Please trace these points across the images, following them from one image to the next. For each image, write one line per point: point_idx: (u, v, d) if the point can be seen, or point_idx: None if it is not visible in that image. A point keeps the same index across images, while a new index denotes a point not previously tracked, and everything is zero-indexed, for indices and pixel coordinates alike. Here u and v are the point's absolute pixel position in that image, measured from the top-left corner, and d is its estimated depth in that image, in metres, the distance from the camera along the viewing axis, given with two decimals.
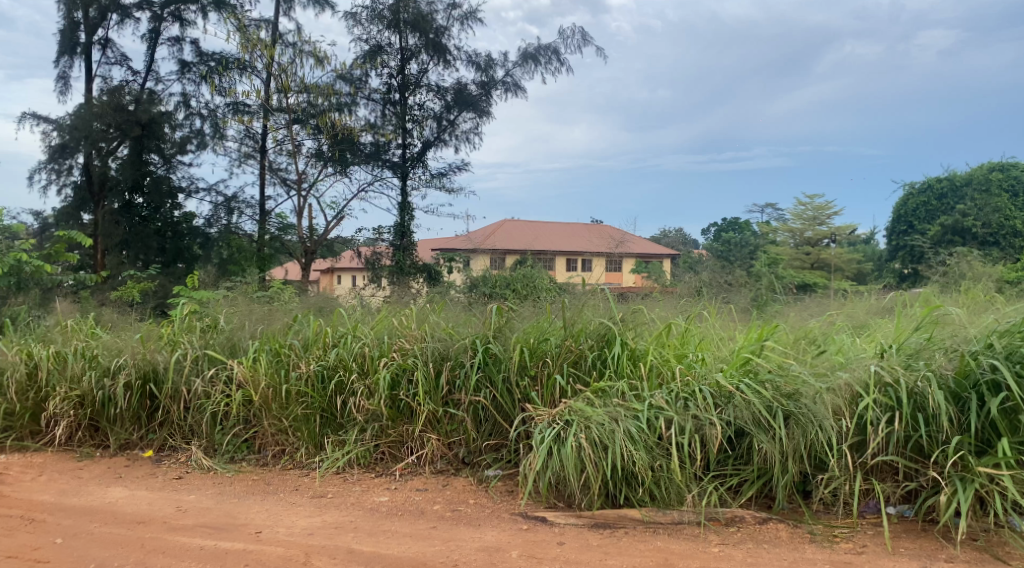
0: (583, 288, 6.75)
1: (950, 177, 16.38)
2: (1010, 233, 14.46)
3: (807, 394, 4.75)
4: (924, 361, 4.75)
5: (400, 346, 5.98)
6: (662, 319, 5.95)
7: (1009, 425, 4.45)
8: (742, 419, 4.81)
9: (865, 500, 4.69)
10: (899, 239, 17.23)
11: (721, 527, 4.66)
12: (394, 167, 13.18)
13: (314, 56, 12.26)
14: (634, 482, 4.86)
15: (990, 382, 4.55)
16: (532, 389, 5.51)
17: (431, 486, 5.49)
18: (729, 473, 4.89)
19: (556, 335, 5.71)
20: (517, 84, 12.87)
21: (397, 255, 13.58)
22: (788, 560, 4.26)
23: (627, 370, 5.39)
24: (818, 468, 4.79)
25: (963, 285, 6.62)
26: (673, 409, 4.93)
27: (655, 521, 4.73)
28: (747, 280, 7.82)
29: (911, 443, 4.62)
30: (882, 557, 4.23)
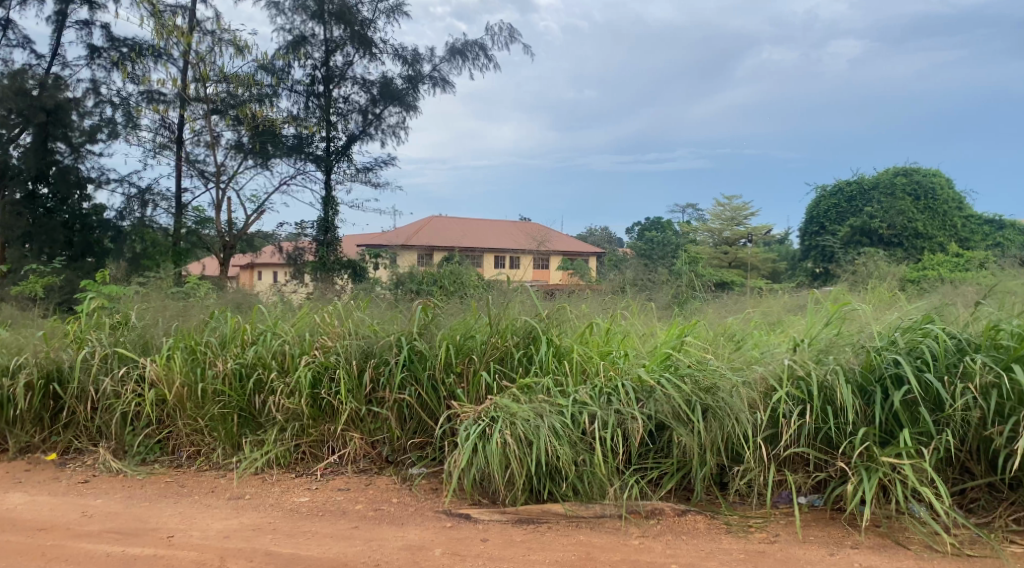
0: (509, 286, 6.74)
1: (859, 180, 17.08)
2: (913, 235, 15.15)
3: (725, 388, 4.87)
4: (833, 355, 4.94)
5: (322, 343, 5.87)
6: (585, 318, 6.00)
7: (910, 416, 4.65)
8: (663, 413, 4.90)
9: (778, 490, 4.84)
10: (812, 240, 17.84)
11: (642, 520, 4.74)
12: (317, 160, 12.91)
13: (234, 45, 11.91)
14: (558, 477, 4.91)
15: (894, 376, 4.75)
16: (458, 386, 5.48)
17: (353, 485, 5.41)
18: (650, 466, 4.98)
19: (481, 332, 5.70)
20: (445, 79, 12.79)
21: (320, 250, 13.33)
22: (705, 551, 4.37)
23: (552, 366, 5.42)
24: (734, 460, 4.92)
25: (872, 284, 6.89)
26: (597, 403, 5.00)
27: (577, 515, 4.78)
28: (669, 276, 8.01)
29: (821, 435, 4.79)
30: (794, 546, 4.38)
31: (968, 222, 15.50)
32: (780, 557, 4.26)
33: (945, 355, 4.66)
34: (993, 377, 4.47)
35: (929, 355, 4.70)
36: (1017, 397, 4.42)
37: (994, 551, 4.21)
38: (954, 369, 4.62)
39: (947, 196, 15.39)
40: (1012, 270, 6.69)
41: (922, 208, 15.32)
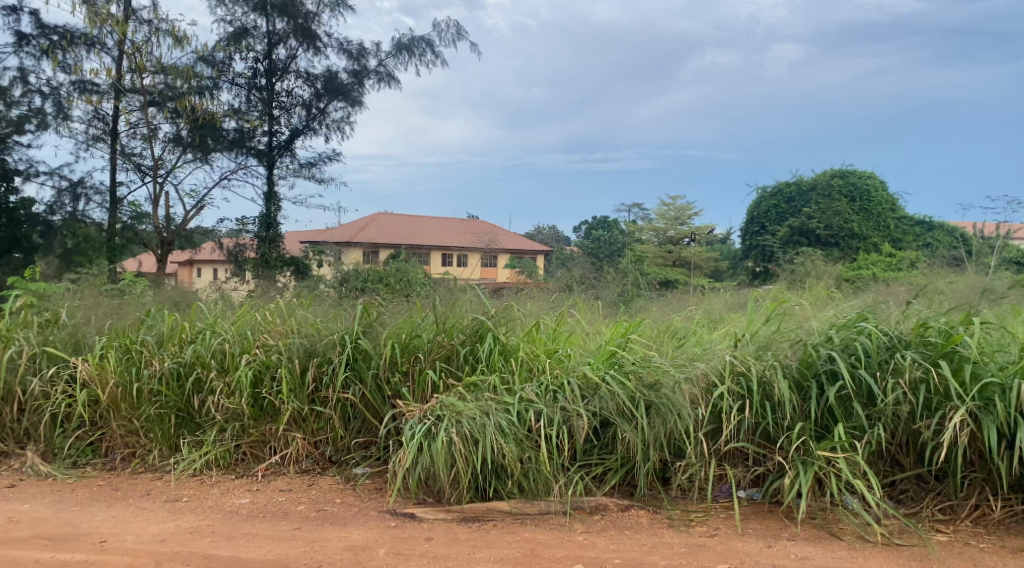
0: (456, 284, 6.72)
1: (798, 181, 17.51)
2: (849, 235, 15.60)
3: (667, 384, 4.94)
4: (772, 352, 5.06)
5: (263, 342, 5.75)
6: (532, 316, 6.01)
7: (844, 411, 4.78)
8: (607, 409, 4.96)
9: (719, 485, 4.93)
10: (752, 239, 18.24)
11: (586, 516, 4.78)
12: (259, 155, 12.68)
13: (172, 36, 11.60)
14: (503, 475, 4.92)
15: (829, 372, 4.89)
16: (403, 385, 5.44)
17: (296, 486, 5.33)
18: (594, 463, 5.02)
19: (427, 331, 5.66)
20: (391, 75, 12.67)
21: (261, 247, 13.07)
22: (647, 545, 4.42)
23: (499, 364, 5.42)
24: (676, 455, 5.00)
25: (811, 283, 7.06)
26: (542, 401, 5.03)
27: (522, 512, 4.80)
28: (615, 275, 8.09)
29: (760, 430, 4.90)
30: (733, 539, 4.46)
31: (900, 223, 16.03)
32: (720, 550, 4.34)
33: (878, 352, 4.81)
34: (922, 373, 4.62)
35: (862, 351, 4.83)
36: (943, 392, 4.57)
37: (922, 539, 4.34)
38: (886, 365, 4.76)
39: (881, 197, 15.91)
40: (942, 269, 6.94)
41: (858, 209, 15.81)
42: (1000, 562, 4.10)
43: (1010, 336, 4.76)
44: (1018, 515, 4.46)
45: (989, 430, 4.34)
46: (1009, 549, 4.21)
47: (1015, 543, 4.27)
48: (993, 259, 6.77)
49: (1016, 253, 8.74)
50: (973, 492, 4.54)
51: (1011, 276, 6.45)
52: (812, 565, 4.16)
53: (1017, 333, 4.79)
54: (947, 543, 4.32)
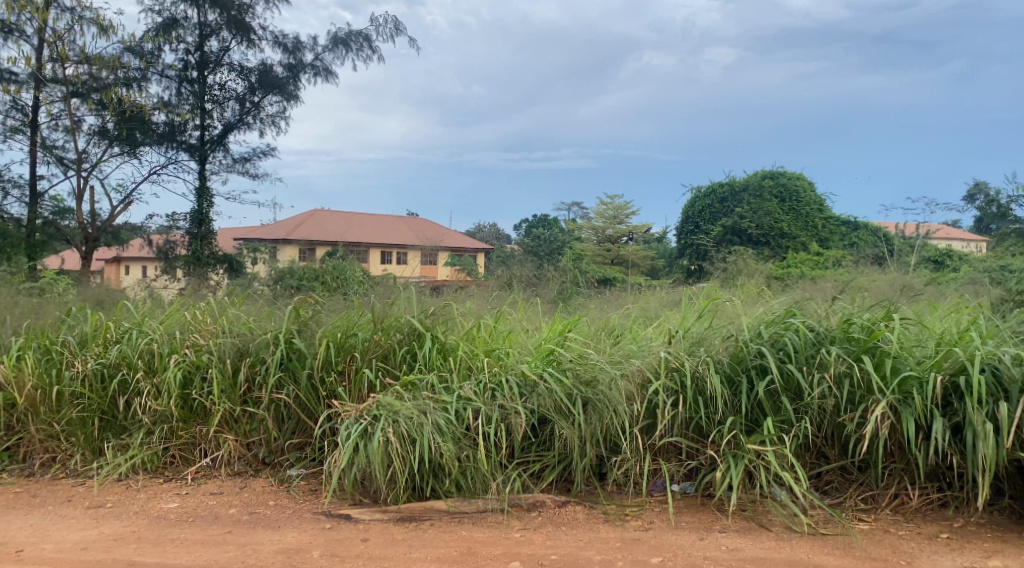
0: (394, 283, 6.66)
1: (730, 182, 17.91)
2: (778, 235, 16.02)
3: (604, 381, 5.00)
4: (704, 348, 5.18)
5: (193, 342, 5.61)
6: (470, 314, 6.01)
7: (773, 405, 4.91)
8: (545, 406, 4.99)
9: (654, 479, 5.00)
10: (686, 238, 18.60)
11: (524, 513, 4.80)
12: (190, 149, 12.35)
13: (97, 25, 11.20)
14: (441, 474, 4.91)
15: (758, 367, 5.01)
16: (339, 385, 5.36)
17: (227, 489, 5.21)
18: (532, 460, 5.04)
19: (363, 330, 5.59)
20: (327, 69, 12.48)
21: (193, 244, 12.74)
22: (583, 540, 4.47)
23: (437, 363, 5.39)
24: (612, 451, 5.05)
25: (742, 281, 7.24)
26: (481, 399, 5.02)
27: (460, 510, 4.79)
28: (554, 272, 8.16)
29: (693, 425, 5.00)
30: (667, 532, 4.54)
31: (827, 223, 16.56)
32: (654, 544, 4.41)
33: (805, 347, 4.95)
34: (846, 367, 4.77)
35: (790, 347, 4.97)
36: (866, 386, 4.73)
37: (845, 528, 4.48)
38: (812, 360, 4.90)
39: (809, 198, 16.48)
40: (865, 267, 7.21)
41: (787, 209, 16.33)
42: (917, 548, 4.26)
43: (927, 331, 4.95)
44: (934, 503, 4.64)
45: (908, 422, 4.51)
46: (925, 535, 4.38)
47: (931, 530, 4.44)
48: (912, 258, 7.06)
49: (934, 252, 9.14)
50: (892, 482, 4.71)
51: (929, 275, 6.73)
52: (743, 556, 4.26)
53: (934, 328, 4.99)
54: (869, 531, 4.47)
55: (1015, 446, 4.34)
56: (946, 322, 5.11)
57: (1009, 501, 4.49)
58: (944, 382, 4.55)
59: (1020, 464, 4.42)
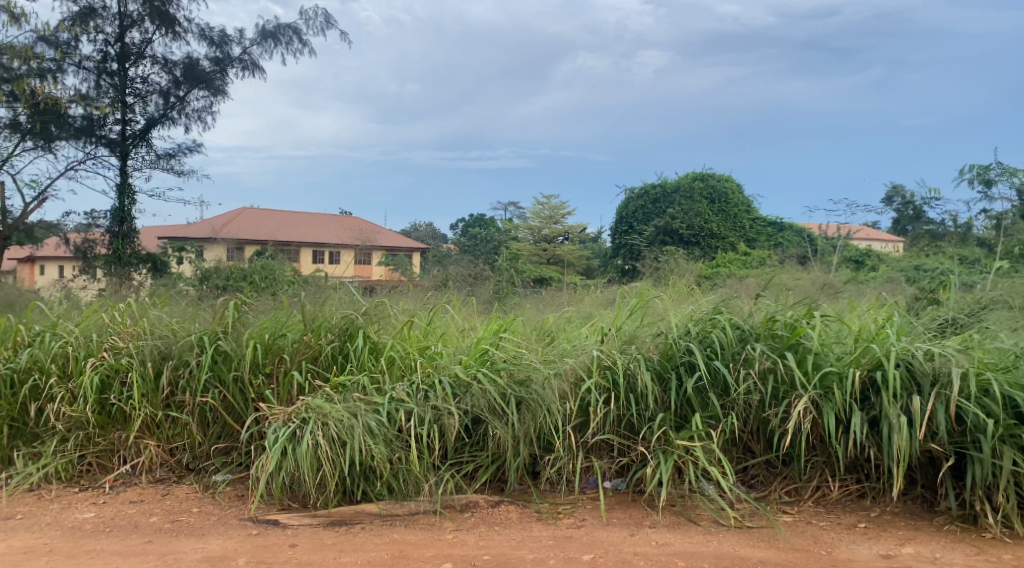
0: (327, 283, 6.56)
1: (663, 183, 18.23)
2: (708, 235, 16.37)
3: (537, 380, 5.00)
4: (636, 345, 5.25)
5: (111, 344, 5.41)
6: (404, 313, 5.97)
7: (701, 401, 5.00)
8: (478, 407, 4.97)
9: (586, 477, 5.03)
10: (621, 239, 18.82)
11: (456, 514, 4.77)
12: (111, 144, 11.94)
13: (7, 12, 10.68)
14: (372, 476, 4.85)
15: (687, 364, 5.10)
16: (267, 388, 5.23)
17: (148, 496, 5.04)
18: (466, 460, 5.02)
19: (293, 331, 5.47)
20: (256, 63, 12.19)
21: (114, 243, 12.33)
22: (516, 540, 4.47)
23: (369, 364, 5.32)
24: (545, 450, 5.06)
25: (673, 280, 7.36)
26: (413, 400, 4.98)
27: (392, 513, 4.74)
28: (489, 271, 8.16)
29: (624, 422, 5.05)
30: (599, 529, 4.58)
31: (754, 224, 17.01)
32: (586, 541, 4.44)
33: (732, 344, 5.06)
34: (771, 363, 4.89)
35: (717, 344, 5.08)
36: (789, 381, 4.86)
37: (770, 521, 4.59)
38: (739, 357, 5.01)
39: (738, 200, 16.93)
40: (791, 266, 7.44)
41: (716, 211, 16.73)
42: (836, 537, 4.40)
43: (847, 328, 5.12)
44: (853, 494, 4.78)
45: (828, 416, 4.65)
46: (845, 525, 4.52)
47: (850, 520, 4.59)
48: (834, 257, 7.30)
49: (855, 253, 9.48)
50: (814, 474, 4.85)
51: (851, 274, 6.98)
52: (672, 550, 4.32)
53: (853, 324, 5.16)
54: (792, 523, 4.59)
55: (926, 437, 4.50)
56: (864, 319, 5.30)
57: (921, 490, 4.66)
58: (862, 377, 4.70)
59: (932, 455, 4.59)
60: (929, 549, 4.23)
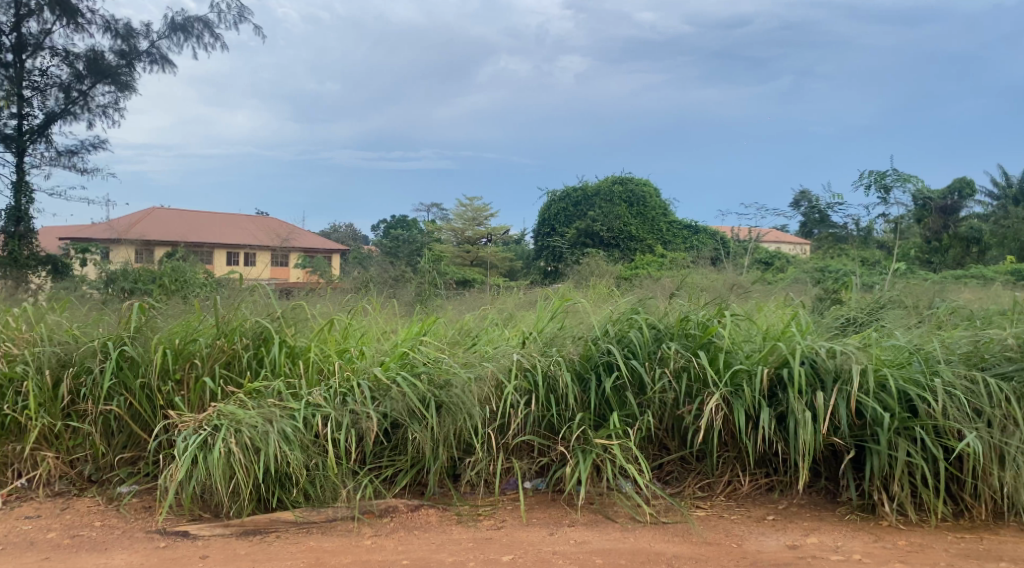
0: (242, 285, 6.38)
1: (583, 187, 18.40)
2: (628, 238, 16.86)
3: (457, 384, 4.97)
4: (556, 347, 5.31)
5: (5, 351, 5.18)
6: (323, 316, 5.86)
7: (619, 400, 5.08)
8: (397, 411, 4.91)
9: (506, 478, 5.04)
10: (543, 242, 18.92)
11: (375, 519, 4.70)
12: (5, 139, 11.29)
13: None
14: (288, 483, 4.74)
15: (606, 364, 5.18)
16: (177, 394, 5.05)
17: (46, 511, 4.80)
18: (384, 465, 4.97)
19: (205, 336, 5.29)
20: (165, 57, 11.76)
21: (11, 245, 11.66)
22: (435, 543, 4.44)
23: (285, 368, 5.19)
24: (465, 452, 5.04)
25: (593, 281, 7.45)
26: (331, 405, 4.89)
27: (308, 520, 4.64)
28: (410, 274, 8.10)
29: (544, 423, 5.08)
30: (519, 529, 4.59)
31: (671, 227, 17.61)
32: (506, 542, 4.45)
33: (648, 343, 5.16)
34: (685, 361, 5.01)
35: (635, 344, 5.18)
36: (702, 379, 4.97)
37: (684, 516, 4.69)
38: (654, 356, 5.11)
39: (655, 203, 17.44)
40: (705, 268, 7.65)
41: (635, 214, 17.14)
42: (747, 530, 4.53)
43: (756, 327, 5.29)
44: (762, 488, 4.94)
45: (739, 413, 4.78)
46: (754, 518, 4.66)
47: (759, 512, 4.74)
48: (746, 259, 7.54)
49: (765, 254, 9.82)
50: (726, 469, 4.98)
51: (760, 275, 7.23)
52: (590, 548, 4.37)
53: (762, 323, 5.34)
54: (705, 517, 4.70)
55: (829, 432, 4.69)
56: (772, 318, 5.50)
57: (825, 481, 4.85)
58: (771, 374, 4.86)
59: (834, 448, 4.78)
60: (832, 538, 4.39)
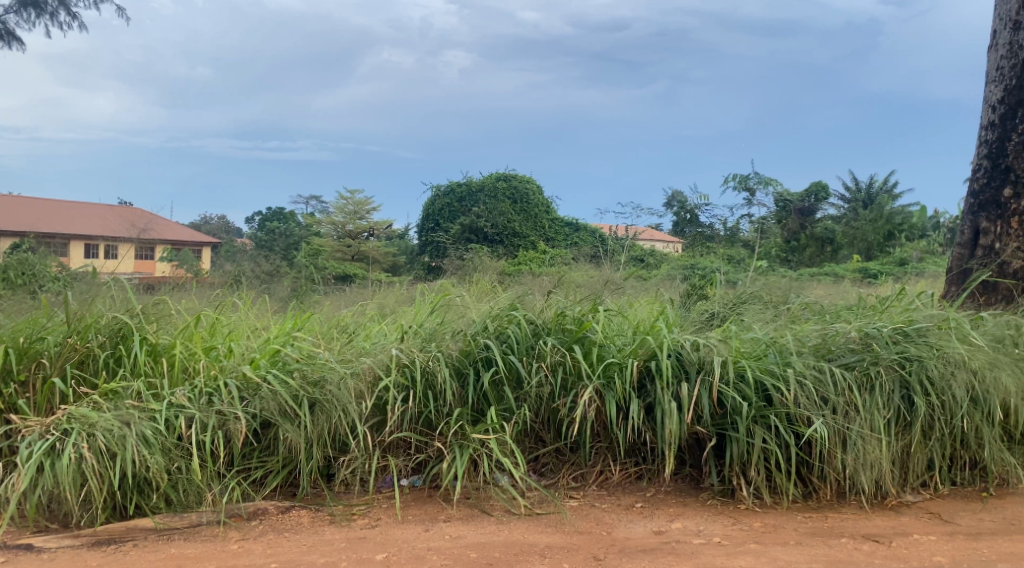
0: (98, 280, 5.99)
1: (468, 183, 18.29)
2: (511, 234, 17.09)
3: (332, 380, 4.87)
4: (435, 343, 5.28)
5: None
6: (187, 312, 5.60)
7: (496, 395, 5.11)
8: (268, 410, 4.76)
9: (382, 476, 4.98)
10: (427, 237, 18.77)
11: (243, 523, 4.55)
12: None
13: None
14: (147, 489, 4.52)
15: (484, 359, 5.20)
16: (20, 397, 4.72)
17: None
18: (253, 466, 4.81)
19: (54, 334, 5.00)
20: (13, 33, 10.89)
21: None
22: (306, 545, 4.33)
23: (146, 368, 4.92)
24: (340, 451, 4.94)
25: (476, 277, 7.47)
26: (196, 405, 4.68)
27: (169, 526, 4.44)
28: (287, 269, 7.84)
29: (422, 419, 5.05)
30: (394, 527, 4.55)
31: (553, 224, 18.04)
32: (379, 540, 4.39)
33: (525, 339, 5.24)
34: (560, 356, 5.11)
35: (513, 339, 5.24)
36: (577, 372, 5.08)
37: (557, 506, 4.79)
38: (531, 351, 5.20)
39: (537, 201, 17.79)
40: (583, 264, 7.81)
41: (518, 211, 17.39)
42: (616, 518, 4.67)
43: (627, 321, 5.50)
44: (632, 476, 5.10)
45: (610, 405, 4.91)
46: (624, 506, 4.81)
47: (628, 500, 4.89)
48: (623, 256, 7.75)
49: (641, 251, 10.11)
50: (598, 459, 5.11)
51: (634, 271, 7.45)
52: (464, 543, 4.37)
53: (632, 317, 5.55)
54: (577, 507, 4.81)
55: (693, 421, 4.90)
56: (643, 313, 5.69)
57: (689, 469, 5.07)
58: (640, 367, 5.03)
59: (698, 437, 5.01)
60: (694, 523, 4.60)
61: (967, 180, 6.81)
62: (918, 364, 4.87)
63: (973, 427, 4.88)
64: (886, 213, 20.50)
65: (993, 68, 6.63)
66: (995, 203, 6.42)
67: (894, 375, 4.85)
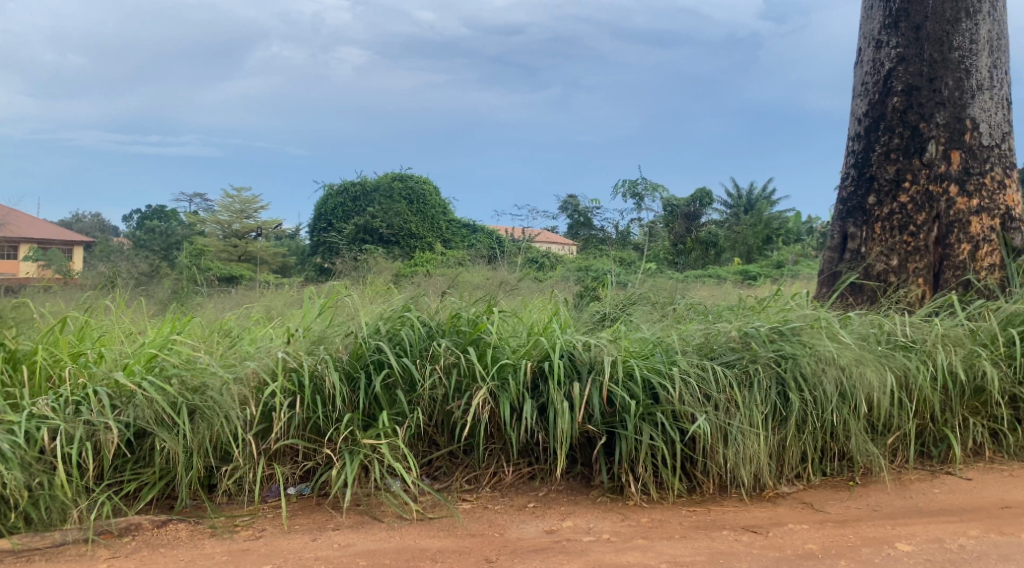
0: None
1: (362, 182, 18.01)
2: (407, 235, 16.96)
3: (214, 386, 4.66)
4: (324, 346, 5.16)
5: None
6: (52, 316, 5.25)
7: (388, 398, 5.03)
8: (143, 419, 4.52)
9: (269, 485, 4.82)
10: (318, 236, 18.23)
11: (113, 540, 4.30)
12: None
13: None
14: (4, 508, 4.24)
15: (376, 362, 5.11)
16: None
17: None
18: (127, 479, 4.56)
19: None
20: None
21: None
22: (184, 560, 4.14)
23: (4, 377, 4.59)
24: (223, 460, 4.74)
25: (370, 279, 7.35)
26: (61, 416, 4.39)
27: (28, 547, 4.17)
28: (167, 270, 7.48)
29: (310, 425, 4.90)
30: (279, 538, 4.40)
31: (449, 225, 18.01)
32: (264, 552, 4.24)
33: (418, 341, 5.19)
34: (454, 358, 5.09)
35: (406, 341, 5.18)
36: (471, 374, 5.07)
37: (450, 510, 4.76)
38: (425, 353, 5.15)
39: (434, 202, 17.73)
40: (479, 265, 7.82)
41: (415, 211, 17.28)
42: (509, 519, 4.69)
43: (521, 323, 5.53)
44: (525, 476, 5.13)
45: (503, 406, 4.91)
46: (516, 507, 4.84)
47: (520, 501, 4.92)
48: (519, 258, 7.80)
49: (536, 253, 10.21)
50: (491, 461, 5.11)
51: (529, 273, 7.52)
52: (353, 550, 4.28)
53: (526, 319, 5.59)
54: (470, 509, 4.81)
55: (584, 420, 4.98)
56: (536, 314, 5.74)
57: (581, 467, 5.15)
58: (533, 368, 5.07)
59: (589, 436, 5.10)
60: (585, 521, 4.67)
61: (837, 187, 7.22)
62: (793, 362, 5.10)
63: (842, 420, 5.15)
64: (764, 218, 21.50)
65: (859, 83, 7.07)
66: (861, 210, 6.82)
67: (772, 372, 5.08)
